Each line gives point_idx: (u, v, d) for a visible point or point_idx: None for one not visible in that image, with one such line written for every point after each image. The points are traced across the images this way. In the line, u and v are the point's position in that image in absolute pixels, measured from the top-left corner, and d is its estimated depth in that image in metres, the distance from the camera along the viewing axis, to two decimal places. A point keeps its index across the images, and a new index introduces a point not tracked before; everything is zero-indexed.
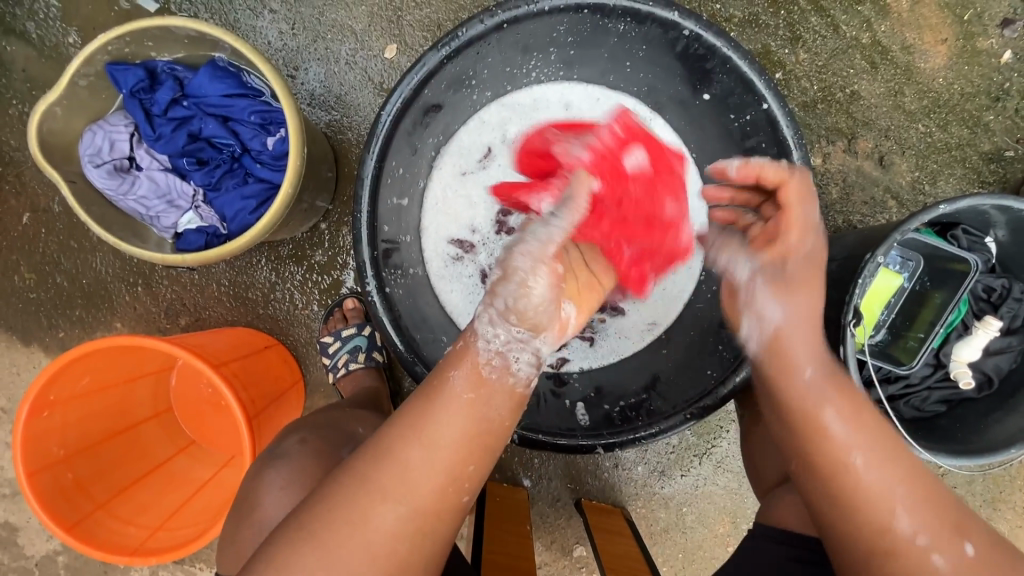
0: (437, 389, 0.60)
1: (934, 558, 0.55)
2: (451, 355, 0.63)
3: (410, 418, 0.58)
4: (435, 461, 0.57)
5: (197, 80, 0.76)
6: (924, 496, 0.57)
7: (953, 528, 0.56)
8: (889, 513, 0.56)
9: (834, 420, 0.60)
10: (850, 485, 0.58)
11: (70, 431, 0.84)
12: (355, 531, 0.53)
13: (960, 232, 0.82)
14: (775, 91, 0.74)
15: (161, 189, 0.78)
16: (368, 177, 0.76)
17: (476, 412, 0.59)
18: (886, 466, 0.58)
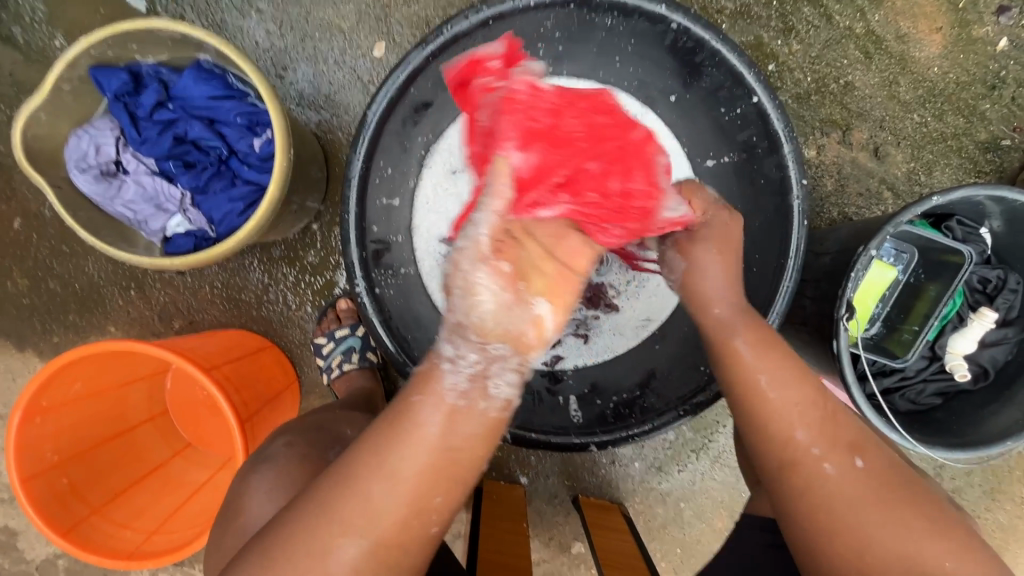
0: (401, 415, 0.55)
1: (825, 467, 0.57)
2: (414, 381, 0.57)
3: (371, 447, 0.54)
4: (399, 494, 0.52)
5: (182, 82, 0.76)
6: (821, 417, 0.59)
7: (848, 447, 0.58)
8: (787, 428, 0.58)
9: (745, 349, 0.61)
10: (751, 406, 0.60)
11: (63, 437, 0.84)
12: (315, 563, 0.51)
13: (954, 223, 0.81)
14: (764, 84, 0.73)
15: (149, 193, 0.78)
16: (355, 178, 0.75)
17: (441, 444, 0.54)
18: (786, 388, 0.59)
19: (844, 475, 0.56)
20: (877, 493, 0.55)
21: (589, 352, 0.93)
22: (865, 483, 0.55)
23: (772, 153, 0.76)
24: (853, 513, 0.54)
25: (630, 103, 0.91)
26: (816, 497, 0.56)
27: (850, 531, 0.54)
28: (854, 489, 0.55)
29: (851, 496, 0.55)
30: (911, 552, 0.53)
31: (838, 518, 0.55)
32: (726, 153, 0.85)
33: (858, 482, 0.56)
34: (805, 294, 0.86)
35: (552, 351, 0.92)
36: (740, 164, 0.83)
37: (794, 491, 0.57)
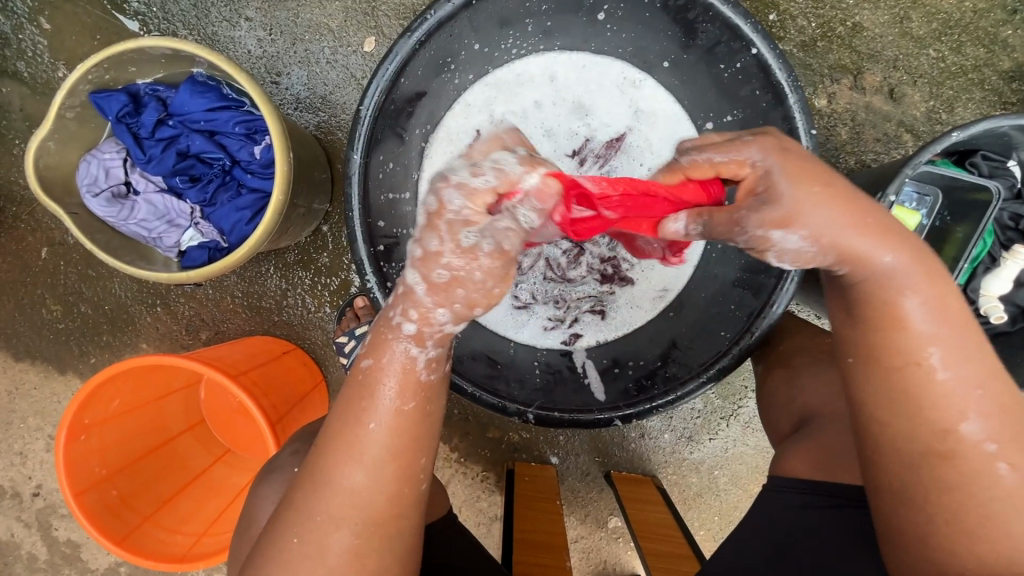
0: (360, 402, 0.54)
1: (998, 463, 0.51)
2: (366, 368, 0.55)
3: (337, 440, 0.54)
4: (377, 479, 0.54)
5: (179, 97, 0.77)
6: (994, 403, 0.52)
7: (1023, 443, 0.52)
8: (952, 412, 0.52)
9: (909, 302, 0.53)
10: (908, 385, 0.53)
11: (109, 451, 0.88)
12: (316, 563, 0.53)
13: (979, 159, 0.77)
14: (763, 34, 0.70)
15: (160, 210, 0.80)
16: (356, 173, 0.74)
17: (410, 418, 0.54)
18: (972, 360, 0.53)
19: (1015, 472, 0.51)
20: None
21: (604, 328, 0.92)
22: None
23: (777, 106, 0.73)
24: (1008, 497, 0.50)
25: (627, 72, 0.90)
26: (972, 479, 0.51)
27: (1000, 522, 0.50)
28: (1021, 489, 0.50)
29: (1023, 493, 0.50)
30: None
31: (993, 504, 0.50)
32: (728, 111, 0.82)
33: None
34: None
35: (569, 329, 0.92)
36: (746, 120, 0.80)
37: (944, 483, 0.51)
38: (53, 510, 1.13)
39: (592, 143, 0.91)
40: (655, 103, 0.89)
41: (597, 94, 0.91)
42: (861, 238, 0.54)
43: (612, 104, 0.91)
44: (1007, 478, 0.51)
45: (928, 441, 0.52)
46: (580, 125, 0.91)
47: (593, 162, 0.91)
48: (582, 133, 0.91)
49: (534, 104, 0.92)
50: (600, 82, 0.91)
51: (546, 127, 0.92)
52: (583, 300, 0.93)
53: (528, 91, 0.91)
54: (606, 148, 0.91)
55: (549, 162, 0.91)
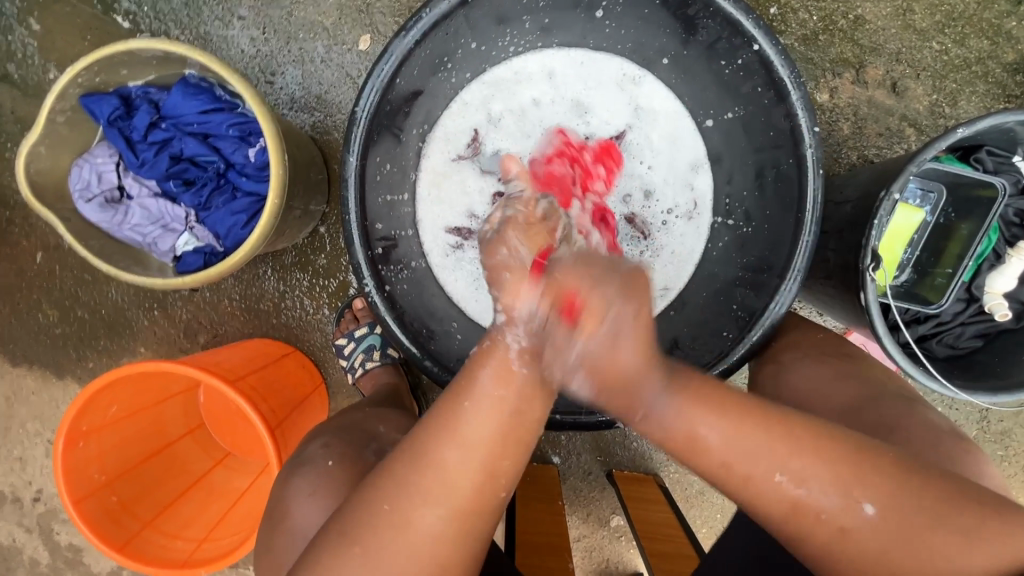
0: (468, 387, 0.58)
1: (839, 518, 0.53)
2: (478, 358, 0.60)
3: (443, 418, 0.57)
4: (472, 463, 0.55)
5: (172, 100, 0.75)
6: (839, 476, 0.53)
7: (847, 490, 0.53)
8: (802, 504, 0.54)
9: (701, 428, 0.58)
10: (751, 492, 0.56)
11: (108, 457, 0.87)
12: (398, 536, 0.53)
13: (985, 155, 0.76)
14: (765, 29, 0.69)
15: (154, 214, 0.79)
16: (352, 176, 0.73)
17: (511, 411, 0.57)
18: (758, 447, 0.56)
19: (860, 525, 0.53)
20: (901, 532, 0.51)
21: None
22: (876, 530, 0.52)
23: (779, 103, 0.72)
24: (868, 549, 0.52)
25: (627, 68, 0.89)
26: (820, 543, 0.54)
27: (867, 568, 0.52)
28: (873, 538, 0.52)
29: (879, 540, 0.52)
30: (959, 568, 0.50)
31: (861, 565, 0.53)
32: (730, 108, 0.81)
33: (873, 532, 0.52)
34: (827, 246, 0.83)
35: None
36: (747, 117, 0.78)
37: (798, 535, 0.55)
38: (54, 515, 1.13)
39: (592, 141, 0.91)
40: (655, 100, 0.89)
41: (596, 91, 0.90)
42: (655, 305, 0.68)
43: (612, 101, 0.90)
44: (861, 531, 0.53)
45: (782, 519, 0.55)
46: (580, 123, 0.91)
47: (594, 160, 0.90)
48: (581, 131, 0.91)
49: (533, 102, 0.91)
50: (599, 78, 0.90)
51: (545, 126, 0.91)
52: None
53: (526, 89, 0.91)
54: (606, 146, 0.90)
55: (548, 161, 0.91)
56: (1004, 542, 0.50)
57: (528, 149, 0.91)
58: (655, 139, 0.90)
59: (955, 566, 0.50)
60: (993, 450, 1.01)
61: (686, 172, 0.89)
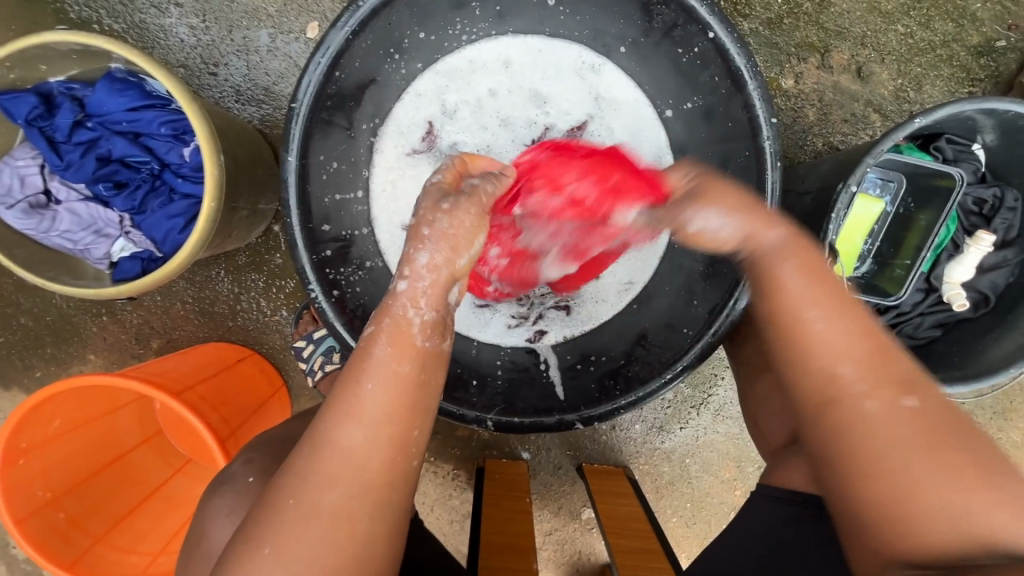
0: (362, 362, 0.53)
1: (862, 398, 0.48)
2: (379, 329, 0.54)
3: (340, 395, 0.52)
4: (377, 440, 0.51)
5: (97, 97, 0.70)
6: (876, 361, 0.49)
7: (902, 382, 0.48)
8: (845, 379, 0.49)
9: (784, 267, 0.54)
10: (794, 338, 0.52)
11: (53, 473, 0.84)
12: (306, 528, 0.48)
13: (944, 143, 0.75)
14: (719, 16, 0.69)
15: (85, 220, 0.74)
16: (292, 176, 0.71)
17: (411, 384, 0.52)
18: (831, 311, 0.51)
19: (888, 411, 0.47)
20: (914, 436, 0.46)
21: (571, 323, 0.85)
22: (912, 421, 0.47)
23: (736, 91, 0.71)
24: (882, 435, 0.47)
25: (586, 55, 0.83)
26: (844, 419, 0.49)
27: (883, 462, 0.46)
28: (893, 429, 0.47)
29: (893, 432, 0.46)
30: (953, 502, 0.44)
31: (868, 449, 0.47)
32: (689, 98, 0.78)
33: (902, 423, 0.47)
34: None
35: (534, 326, 0.85)
36: (707, 107, 0.76)
37: (832, 424, 0.49)
38: None
39: (552, 132, 0.84)
40: (616, 88, 0.83)
41: (556, 79, 0.84)
42: (745, 217, 0.56)
43: (573, 91, 0.84)
44: (877, 414, 0.48)
45: (807, 378, 0.51)
46: (539, 113, 0.85)
47: None
48: (541, 121, 0.85)
49: (489, 92, 0.84)
50: (558, 65, 0.84)
51: (502, 116, 0.85)
52: (547, 296, 0.86)
53: (481, 79, 0.84)
54: (568, 138, 0.84)
55: (508, 154, 0.85)
56: (992, 513, 0.43)
57: (486, 142, 0.85)
58: (619, 129, 0.83)
59: (959, 505, 0.44)
60: None
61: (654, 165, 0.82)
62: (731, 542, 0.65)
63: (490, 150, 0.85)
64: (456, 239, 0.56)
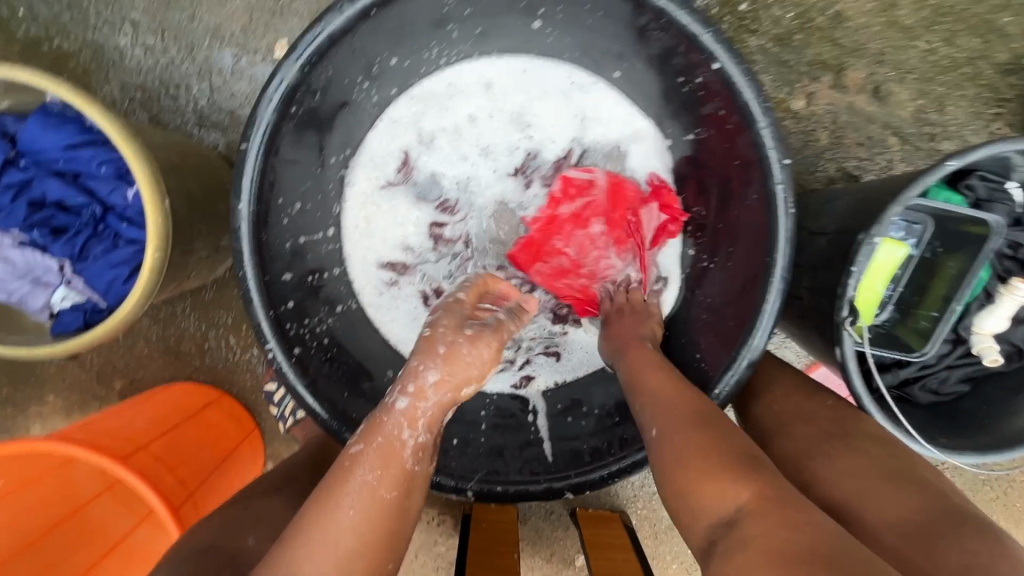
0: (341, 481, 0.52)
1: (655, 441, 0.55)
2: (365, 442, 0.55)
3: (310, 515, 0.50)
4: (343, 573, 0.48)
5: (28, 133, 0.63)
6: (671, 412, 0.56)
7: (670, 417, 0.55)
8: (647, 426, 0.57)
9: (638, 384, 0.61)
10: (649, 439, 0.56)
11: (1, 533, 0.81)
12: None
13: (976, 181, 0.67)
14: (726, 44, 0.58)
15: (21, 268, 0.67)
16: (244, 224, 0.61)
17: (386, 509, 0.52)
18: (662, 407, 0.57)
19: (663, 440, 0.54)
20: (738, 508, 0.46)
21: (561, 367, 0.80)
22: (678, 441, 0.53)
23: (743, 129, 0.61)
24: (661, 464, 0.53)
25: (575, 76, 0.77)
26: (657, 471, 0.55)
27: (676, 498, 0.51)
28: (664, 454, 0.53)
29: (669, 455, 0.53)
30: (714, 506, 0.48)
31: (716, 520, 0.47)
32: (691, 129, 0.71)
33: (659, 451, 0.54)
34: (801, 282, 0.74)
35: (520, 371, 0.80)
36: (711, 141, 0.68)
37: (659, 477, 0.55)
38: None
39: (537, 158, 0.79)
40: (606, 110, 0.77)
41: (540, 101, 0.78)
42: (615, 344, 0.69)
43: (557, 114, 0.78)
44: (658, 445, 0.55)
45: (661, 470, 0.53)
46: (522, 138, 0.79)
47: (539, 181, 0.79)
48: (523, 147, 0.79)
49: (469, 117, 0.78)
50: (544, 88, 0.78)
51: (482, 145, 0.79)
52: (534, 343, 0.80)
53: (460, 103, 0.78)
54: (554, 168, 0.79)
55: (490, 186, 0.79)
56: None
57: (465, 173, 0.79)
58: (609, 152, 0.78)
59: (712, 507, 0.48)
60: (977, 481, 0.95)
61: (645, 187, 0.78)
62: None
63: (470, 180, 0.79)
64: (462, 352, 0.60)
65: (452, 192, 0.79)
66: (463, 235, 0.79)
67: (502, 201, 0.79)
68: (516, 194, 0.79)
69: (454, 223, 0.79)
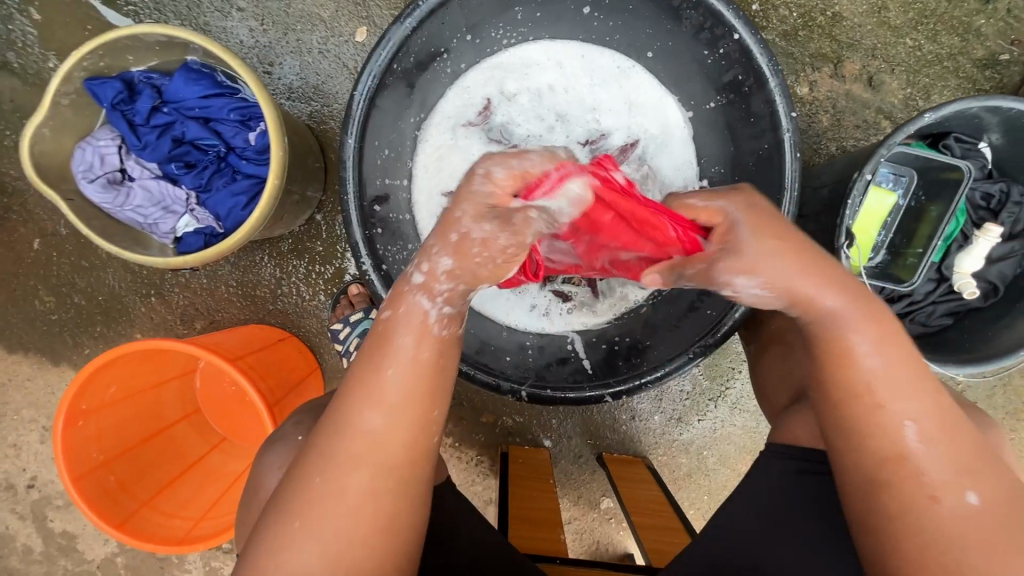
0: (382, 345, 0.55)
1: (871, 365, 0.54)
2: (391, 311, 0.56)
3: (364, 379, 0.55)
4: (396, 424, 0.54)
5: (174, 85, 0.78)
6: (884, 329, 0.55)
7: (886, 336, 0.54)
8: (857, 340, 0.54)
9: (867, 350, 0.54)
10: (869, 420, 0.53)
11: (106, 437, 0.89)
12: (335, 504, 0.52)
13: (952, 141, 0.80)
14: (745, 19, 0.72)
15: (155, 196, 0.80)
16: (350, 158, 0.75)
17: (427, 370, 0.55)
18: (907, 394, 0.53)
19: (886, 365, 0.54)
20: (1008, 529, 0.48)
21: (557, 320, 0.92)
22: (901, 366, 0.53)
23: (759, 89, 0.75)
24: (884, 392, 0.53)
25: (620, 62, 0.92)
26: (847, 384, 0.55)
27: (878, 426, 0.53)
28: (885, 384, 0.53)
29: (889, 382, 0.53)
30: (925, 448, 0.51)
31: (943, 539, 0.49)
32: (713, 97, 0.85)
33: (890, 375, 0.53)
34: (806, 229, 0.86)
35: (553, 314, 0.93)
36: (729, 105, 0.82)
37: (848, 392, 0.54)
38: (49, 501, 1.13)
39: (606, 140, 0.92)
40: (644, 92, 0.91)
41: (601, 89, 0.92)
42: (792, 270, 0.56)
43: (611, 95, 0.92)
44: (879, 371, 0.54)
45: (875, 459, 0.53)
46: (593, 116, 0.92)
47: (607, 153, 0.92)
48: (597, 126, 0.92)
49: (548, 86, 0.93)
50: (598, 72, 0.92)
51: (558, 111, 0.93)
52: (579, 281, 0.92)
53: (539, 74, 0.93)
54: (620, 152, 0.91)
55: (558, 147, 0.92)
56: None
57: (537, 131, 0.92)
58: (649, 141, 0.92)
59: (925, 449, 0.51)
60: None
61: (677, 190, 0.91)
62: (742, 505, 0.69)
63: (542, 141, 0.93)
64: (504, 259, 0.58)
65: (522, 141, 0.92)
66: None
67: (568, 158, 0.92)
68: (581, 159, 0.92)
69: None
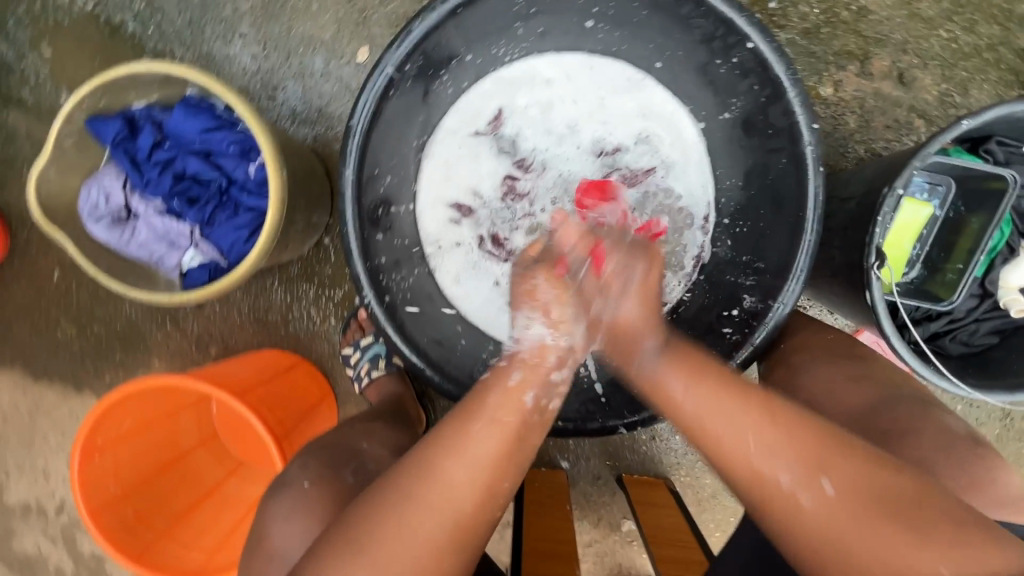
0: (473, 408, 0.61)
1: (787, 486, 0.55)
2: (490, 379, 0.64)
3: (451, 433, 0.59)
4: (478, 477, 0.57)
5: (174, 119, 0.77)
6: (768, 436, 0.57)
7: (809, 466, 0.55)
8: (742, 454, 0.58)
9: (755, 458, 0.57)
10: (793, 526, 0.54)
11: (123, 469, 0.90)
12: (398, 543, 0.54)
13: (995, 145, 0.74)
14: (759, 26, 0.67)
15: (160, 232, 0.80)
16: (349, 188, 0.73)
17: (512, 431, 0.60)
18: (729, 418, 0.59)
19: (789, 483, 0.55)
20: (862, 513, 0.52)
21: None
22: (810, 481, 0.54)
23: (777, 99, 0.70)
24: (817, 525, 0.53)
25: (629, 73, 0.87)
26: (772, 506, 0.56)
27: (821, 540, 0.53)
28: (815, 499, 0.54)
29: (811, 503, 0.54)
30: (903, 563, 0.50)
31: (818, 548, 0.53)
32: (728, 106, 0.80)
33: (809, 495, 0.54)
34: (833, 245, 0.81)
35: None
36: (746, 115, 0.77)
37: (772, 505, 0.56)
38: (77, 525, 1.16)
39: (618, 155, 0.88)
40: (655, 102, 0.87)
41: (609, 100, 0.89)
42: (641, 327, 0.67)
43: (622, 106, 0.88)
44: (809, 508, 0.54)
45: (812, 552, 0.53)
46: (604, 128, 0.89)
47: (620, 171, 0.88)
48: (610, 140, 0.89)
49: (555, 100, 0.89)
50: (607, 82, 0.88)
51: (568, 124, 0.90)
52: None
53: (544, 88, 0.89)
54: (633, 174, 0.88)
55: (569, 160, 0.89)
56: (961, 564, 0.49)
57: (546, 145, 0.90)
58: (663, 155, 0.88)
59: (900, 562, 0.50)
60: (1018, 449, 0.97)
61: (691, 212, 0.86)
62: None
63: (555, 155, 0.89)
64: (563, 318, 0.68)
65: (529, 153, 0.90)
66: (534, 190, 0.89)
67: (580, 172, 0.89)
68: (592, 172, 0.89)
69: (527, 178, 0.89)
